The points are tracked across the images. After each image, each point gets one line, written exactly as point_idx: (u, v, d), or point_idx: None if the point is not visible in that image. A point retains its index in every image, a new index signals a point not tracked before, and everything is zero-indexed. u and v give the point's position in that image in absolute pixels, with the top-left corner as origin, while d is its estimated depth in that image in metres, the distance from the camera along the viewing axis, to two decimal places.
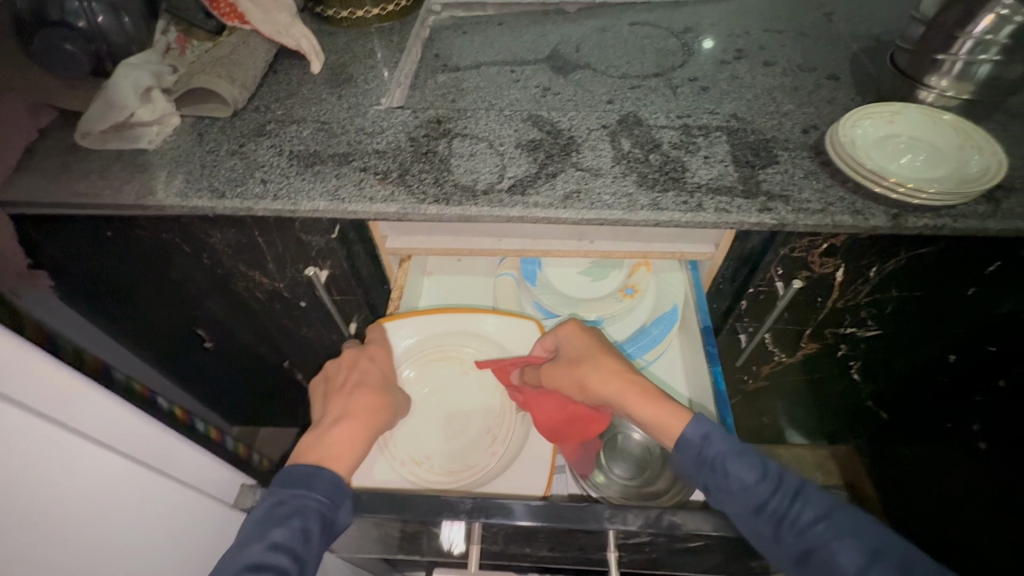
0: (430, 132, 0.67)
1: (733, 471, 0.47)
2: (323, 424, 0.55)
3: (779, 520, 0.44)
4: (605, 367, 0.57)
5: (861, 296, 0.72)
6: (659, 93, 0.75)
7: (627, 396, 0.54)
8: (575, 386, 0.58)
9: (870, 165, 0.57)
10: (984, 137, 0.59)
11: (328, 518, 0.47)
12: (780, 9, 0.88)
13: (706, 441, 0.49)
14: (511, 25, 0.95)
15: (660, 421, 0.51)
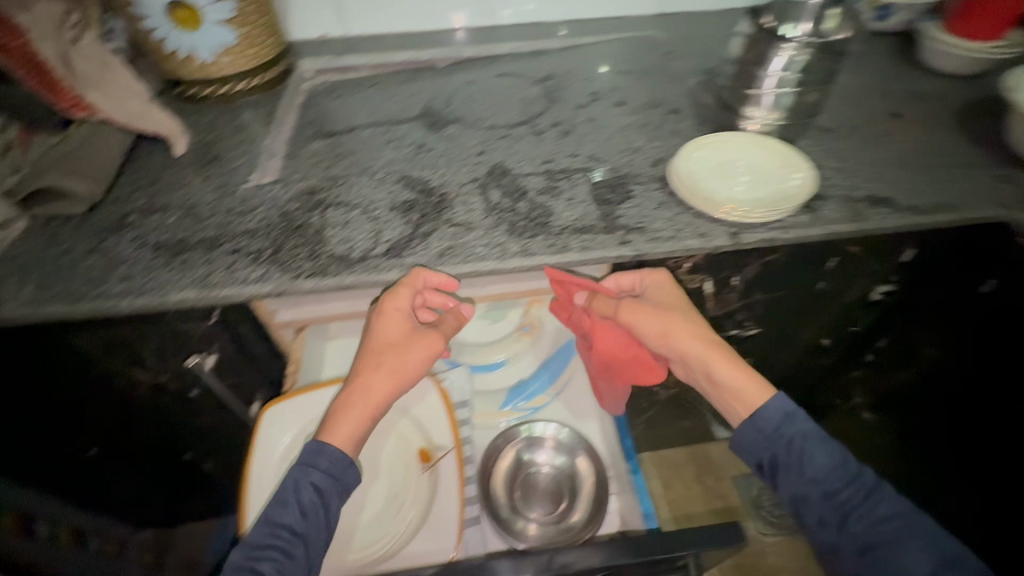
0: (302, 206, 0.68)
1: (819, 457, 0.57)
2: (372, 407, 0.59)
3: (846, 510, 0.55)
4: (699, 330, 0.64)
5: (734, 302, 0.79)
6: (525, 141, 0.80)
7: (720, 359, 0.62)
8: (660, 334, 0.64)
9: (702, 191, 0.64)
10: (796, 154, 0.67)
11: (335, 484, 0.56)
12: (627, 52, 0.98)
13: (796, 420, 0.59)
14: (385, 85, 0.98)
15: (746, 388, 0.62)
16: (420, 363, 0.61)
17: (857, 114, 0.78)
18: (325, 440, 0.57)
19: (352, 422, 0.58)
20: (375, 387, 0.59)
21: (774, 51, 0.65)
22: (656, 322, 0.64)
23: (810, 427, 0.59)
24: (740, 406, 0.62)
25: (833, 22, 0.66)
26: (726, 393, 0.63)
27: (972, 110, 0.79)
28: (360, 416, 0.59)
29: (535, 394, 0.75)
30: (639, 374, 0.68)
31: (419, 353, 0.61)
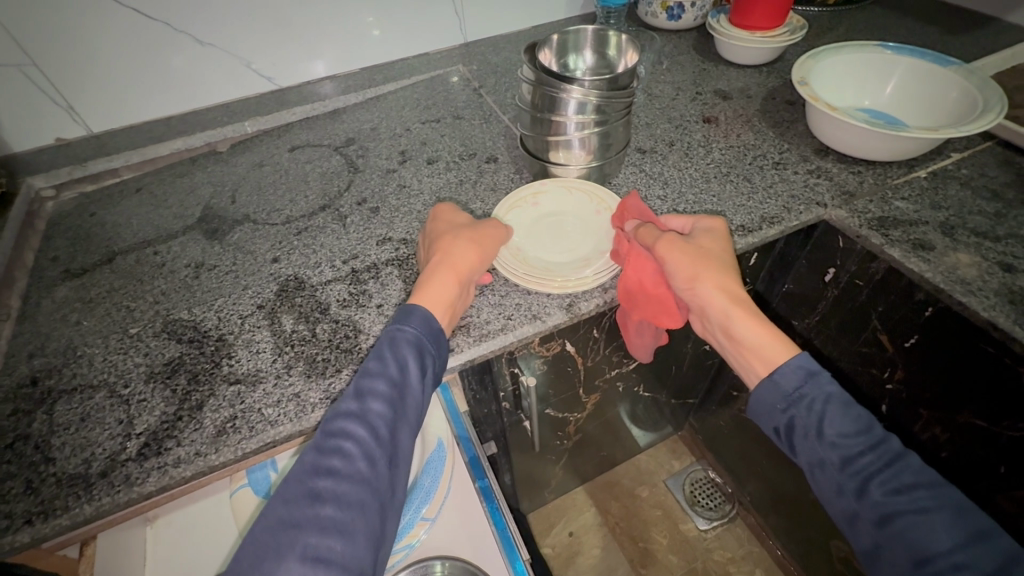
0: (20, 406, 0.50)
1: (829, 416, 0.45)
2: (457, 276, 0.52)
3: (867, 477, 0.42)
4: (719, 275, 0.52)
5: (604, 349, 0.74)
6: (328, 231, 0.67)
7: (743, 312, 0.51)
8: (685, 268, 0.53)
9: (527, 266, 0.57)
10: (604, 192, 0.64)
11: (434, 345, 0.49)
12: (432, 96, 0.89)
13: (816, 375, 0.47)
14: (154, 186, 0.80)
15: (763, 342, 0.49)
16: (493, 243, 0.56)
17: (671, 127, 0.74)
18: (414, 304, 0.50)
19: (444, 286, 0.51)
20: (459, 254, 0.54)
21: (564, 95, 0.57)
22: (678, 258, 0.53)
23: (827, 387, 0.47)
24: (759, 364, 0.50)
25: (614, 49, 0.65)
26: (741, 350, 0.51)
27: (775, 99, 0.78)
28: (443, 278, 0.52)
29: (409, 528, 0.62)
30: (656, 316, 0.57)
31: (495, 229, 0.57)
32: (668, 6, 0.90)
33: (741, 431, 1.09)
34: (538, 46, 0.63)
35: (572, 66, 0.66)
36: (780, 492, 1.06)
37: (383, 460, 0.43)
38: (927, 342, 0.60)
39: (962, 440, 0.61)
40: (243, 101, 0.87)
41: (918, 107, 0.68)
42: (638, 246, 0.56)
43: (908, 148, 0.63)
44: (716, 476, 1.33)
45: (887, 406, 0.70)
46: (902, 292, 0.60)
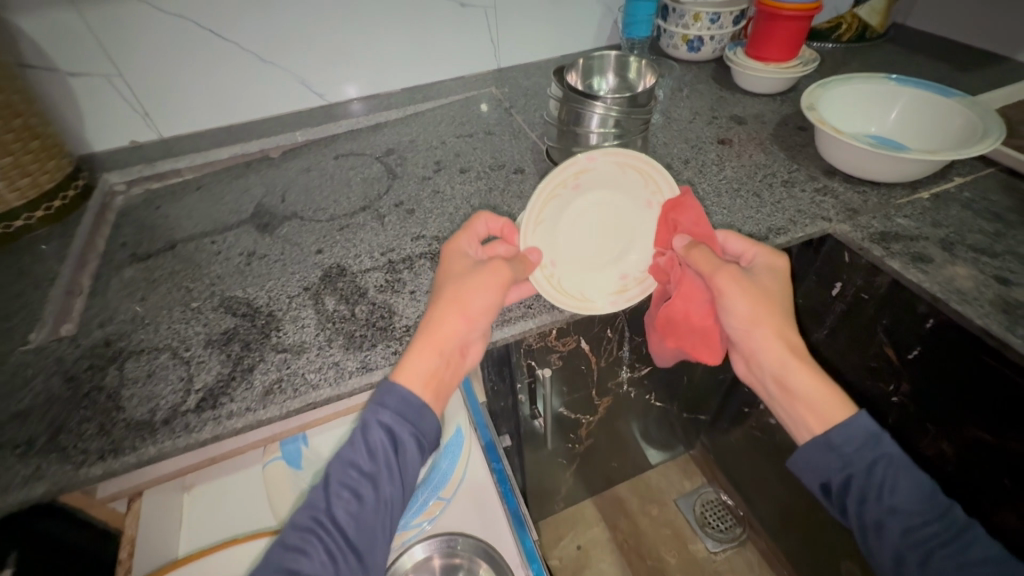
0: (95, 362, 0.57)
1: (894, 482, 0.46)
2: (439, 348, 0.51)
3: (930, 550, 0.44)
4: (779, 321, 0.54)
5: (617, 351, 0.78)
6: (368, 228, 0.73)
7: (803, 367, 0.52)
8: (747, 310, 0.55)
9: (573, 291, 0.62)
10: (658, 175, 0.62)
11: (411, 424, 0.48)
12: (467, 114, 0.97)
13: (879, 439, 0.48)
14: (212, 186, 0.88)
15: (822, 398, 0.51)
16: (483, 302, 0.53)
17: (687, 147, 0.80)
18: (394, 378, 0.49)
19: (423, 364, 0.50)
20: (437, 325, 0.51)
21: (588, 110, 0.64)
22: (741, 301, 0.55)
23: (890, 449, 0.48)
24: (815, 420, 0.51)
25: (635, 71, 0.71)
26: (791, 398, 0.53)
27: (787, 125, 0.84)
28: (422, 354, 0.50)
29: (426, 506, 0.67)
30: (696, 348, 0.63)
31: (482, 288, 0.53)
32: (688, 39, 0.98)
33: (753, 450, 1.11)
34: (566, 69, 0.70)
35: (597, 87, 0.73)
36: (792, 513, 1.07)
37: (347, 553, 0.45)
38: (928, 355, 0.63)
39: (966, 453, 0.63)
40: (295, 115, 0.97)
41: (924, 134, 0.72)
42: (690, 277, 0.60)
43: (911, 170, 0.67)
44: (728, 498, 1.33)
45: (893, 421, 0.71)
46: (906, 304, 0.63)
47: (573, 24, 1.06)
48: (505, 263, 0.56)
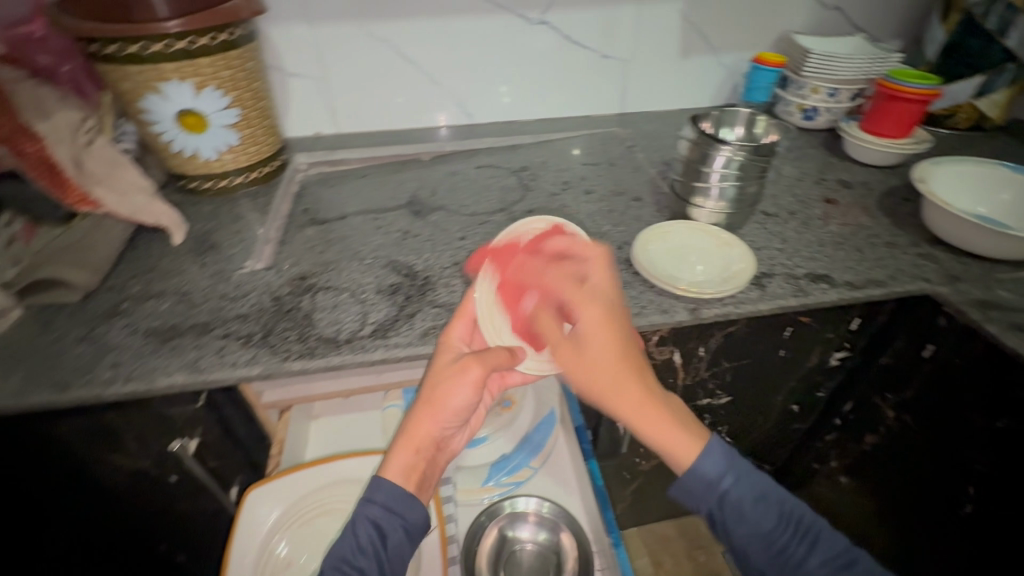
0: (293, 290, 0.72)
1: (750, 513, 0.53)
2: (416, 448, 0.58)
3: (784, 560, 0.53)
4: (627, 349, 0.55)
5: (703, 371, 0.85)
6: (504, 226, 0.87)
7: (630, 388, 0.53)
8: (589, 334, 0.54)
9: None
10: (532, 226, 0.69)
11: (400, 518, 0.55)
12: (595, 146, 1.10)
13: (719, 482, 0.53)
14: (374, 176, 1.05)
15: (678, 418, 0.54)
16: (458, 402, 0.58)
17: (794, 201, 0.88)
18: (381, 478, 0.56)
19: (402, 462, 0.57)
20: (416, 430, 0.58)
21: (715, 152, 0.75)
22: (595, 321, 0.55)
23: (736, 492, 0.53)
24: (675, 440, 0.53)
25: (762, 127, 0.82)
26: (636, 420, 0.54)
27: (894, 195, 0.90)
28: (402, 455, 0.57)
29: (516, 470, 0.76)
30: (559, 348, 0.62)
31: (456, 388, 0.58)
32: (804, 109, 1.07)
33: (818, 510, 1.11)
34: (702, 117, 0.81)
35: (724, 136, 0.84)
36: None
37: None
38: (1018, 424, 0.66)
39: None
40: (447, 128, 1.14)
41: None
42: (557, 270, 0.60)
43: (1017, 249, 0.72)
44: None
45: (976, 489, 0.73)
46: (999, 370, 0.67)
47: (695, 84, 1.19)
48: (479, 358, 0.58)
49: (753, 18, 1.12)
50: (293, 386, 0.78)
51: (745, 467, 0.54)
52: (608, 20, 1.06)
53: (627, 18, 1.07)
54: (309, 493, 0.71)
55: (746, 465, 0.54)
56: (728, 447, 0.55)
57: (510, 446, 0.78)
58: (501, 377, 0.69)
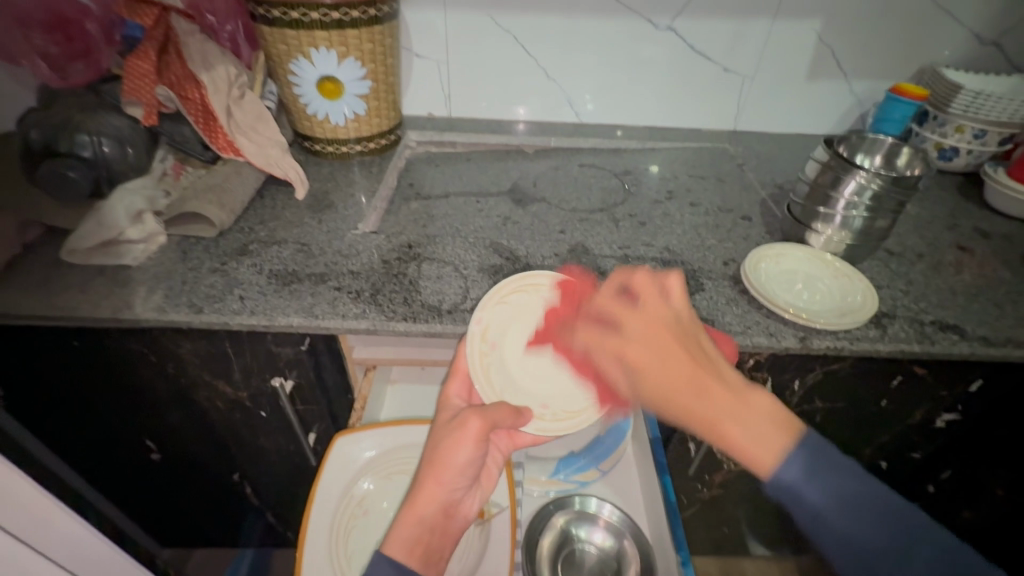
0: (401, 256, 0.76)
1: (842, 526, 0.43)
2: (418, 517, 0.54)
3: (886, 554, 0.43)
4: (681, 362, 0.48)
5: (792, 407, 0.78)
6: (604, 225, 0.86)
7: (686, 385, 0.47)
8: (639, 352, 0.49)
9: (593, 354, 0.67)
10: (534, 276, 0.69)
11: None
12: (701, 160, 1.08)
13: (801, 487, 0.44)
14: (478, 161, 1.07)
15: (757, 434, 0.45)
16: (462, 459, 0.56)
17: (922, 244, 0.82)
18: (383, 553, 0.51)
19: (404, 534, 0.52)
20: (418, 495, 0.55)
21: (848, 176, 0.72)
22: (638, 340, 0.50)
23: (820, 500, 0.43)
24: (748, 442, 0.44)
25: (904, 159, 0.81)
26: (714, 441, 0.46)
27: None
28: (404, 528, 0.53)
29: (583, 469, 0.75)
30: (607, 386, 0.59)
31: (457, 443, 0.56)
32: (942, 147, 1.00)
33: None
34: (838, 140, 0.82)
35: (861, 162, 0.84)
36: None
37: None
38: None
39: None
40: (554, 125, 1.15)
41: None
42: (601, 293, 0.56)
43: None
44: None
45: None
46: None
47: (818, 108, 1.13)
48: (478, 412, 0.57)
49: (895, 46, 1.05)
50: (384, 346, 0.82)
51: (828, 460, 0.45)
52: (739, 33, 1.03)
53: (758, 34, 1.03)
54: (394, 449, 0.73)
55: (833, 462, 0.44)
56: (818, 441, 0.45)
57: (580, 445, 0.77)
58: (508, 436, 0.65)
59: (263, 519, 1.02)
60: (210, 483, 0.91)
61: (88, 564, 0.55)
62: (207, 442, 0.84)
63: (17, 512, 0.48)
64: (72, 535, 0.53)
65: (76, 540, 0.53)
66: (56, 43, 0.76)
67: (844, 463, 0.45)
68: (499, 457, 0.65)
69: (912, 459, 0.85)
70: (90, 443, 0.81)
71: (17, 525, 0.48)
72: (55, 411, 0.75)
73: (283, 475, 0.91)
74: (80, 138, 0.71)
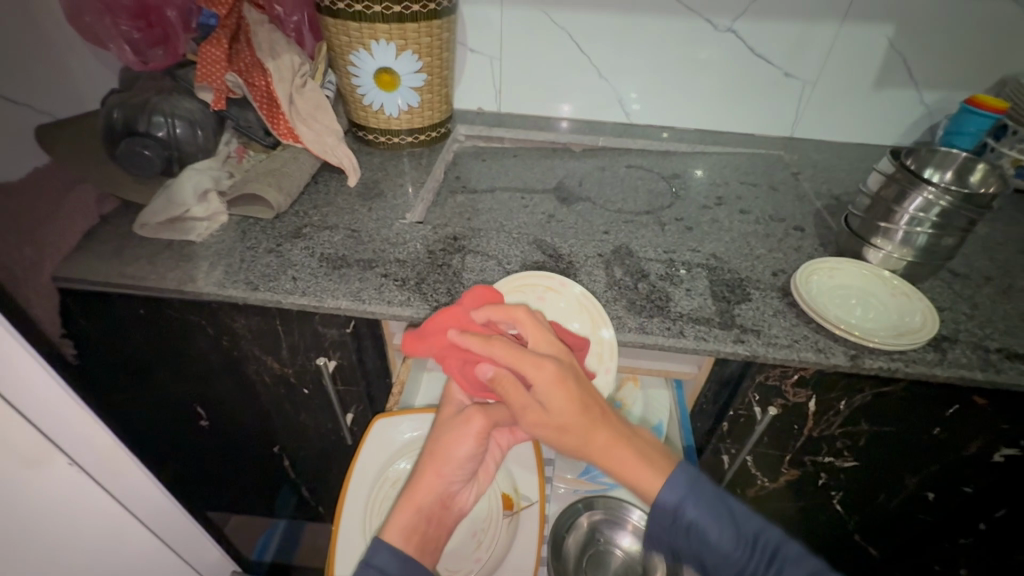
0: (446, 247, 0.77)
1: (711, 540, 0.48)
2: (416, 505, 0.55)
3: None
4: (588, 391, 0.51)
5: (835, 427, 0.75)
6: (649, 228, 0.84)
7: (593, 425, 0.49)
8: (545, 382, 0.49)
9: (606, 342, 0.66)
10: (534, 278, 0.69)
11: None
12: (755, 167, 1.05)
13: (680, 507, 0.49)
14: (525, 157, 1.08)
15: (651, 467, 0.50)
16: (462, 454, 0.57)
17: (990, 267, 0.78)
18: (381, 538, 0.53)
19: (402, 522, 0.54)
20: (418, 486, 0.56)
21: (915, 191, 0.68)
22: (552, 371, 0.50)
23: (698, 518, 0.49)
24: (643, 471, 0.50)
25: (978, 175, 0.77)
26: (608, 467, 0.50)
27: None
28: (401, 514, 0.54)
29: None
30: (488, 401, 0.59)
31: (458, 439, 0.57)
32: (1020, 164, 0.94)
33: None
34: (904, 152, 0.79)
35: (929, 176, 0.80)
36: None
37: None
38: None
39: None
40: (603, 125, 1.15)
41: None
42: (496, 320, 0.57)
43: None
44: None
45: None
46: None
47: (883, 118, 1.08)
48: (482, 411, 0.58)
49: (974, 55, 0.99)
50: None
51: (707, 491, 0.50)
52: (802, 37, 1.00)
53: (823, 39, 0.99)
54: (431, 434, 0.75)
55: (712, 490, 0.50)
56: (696, 470, 0.52)
57: None
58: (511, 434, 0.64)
59: (296, 492, 1.07)
60: (251, 453, 0.96)
61: (147, 510, 0.60)
62: (251, 413, 0.88)
63: (97, 462, 0.53)
64: (137, 482, 0.58)
65: (139, 487, 0.58)
66: (139, 29, 0.82)
67: (715, 491, 0.50)
68: (497, 452, 0.63)
69: (963, 493, 0.80)
70: (147, 406, 0.86)
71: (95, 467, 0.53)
72: (118, 374, 0.81)
73: (319, 451, 0.94)
74: (156, 120, 0.76)
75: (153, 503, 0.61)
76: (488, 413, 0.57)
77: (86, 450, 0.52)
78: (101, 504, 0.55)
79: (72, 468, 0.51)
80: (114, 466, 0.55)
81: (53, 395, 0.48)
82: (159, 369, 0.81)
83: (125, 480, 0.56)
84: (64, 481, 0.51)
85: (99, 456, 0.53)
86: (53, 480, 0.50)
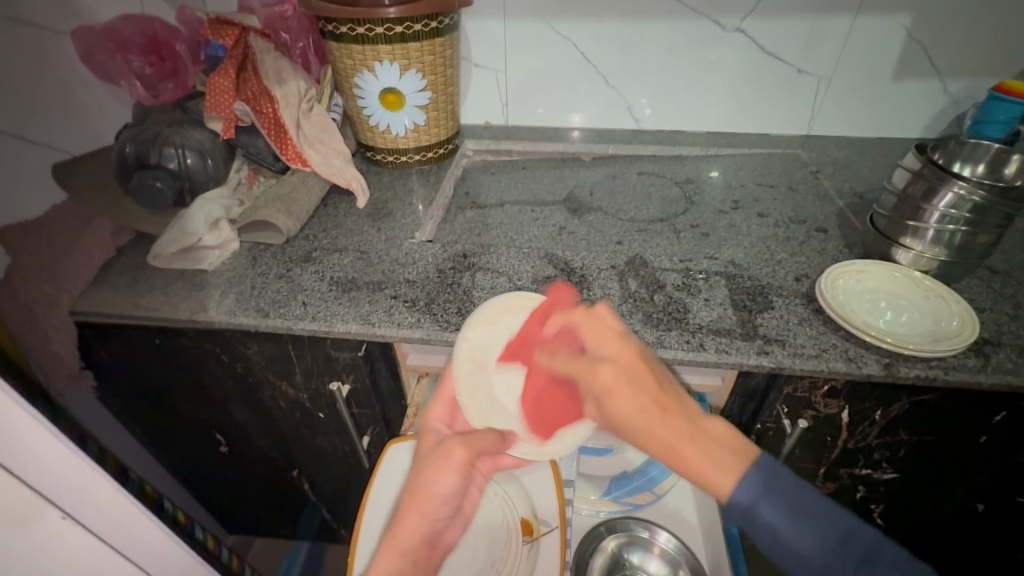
0: (456, 265, 0.76)
1: (789, 544, 0.41)
2: (401, 551, 0.51)
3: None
4: (645, 389, 0.47)
5: (870, 439, 0.71)
6: (664, 237, 0.82)
7: (660, 416, 0.45)
8: (604, 387, 0.47)
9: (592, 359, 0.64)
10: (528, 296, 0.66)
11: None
12: (772, 167, 1.02)
13: (755, 506, 0.42)
14: (534, 169, 1.07)
15: (715, 462, 0.43)
16: (446, 488, 0.53)
17: None
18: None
19: (392, 568, 0.50)
20: (401, 527, 0.52)
21: (944, 187, 0.65)
22: (608, 370, 0.48)
23: (775, 520, 0.41)
24: (712, 466, 0.43)
25: (1014, 167, 0.73)
26: (676, 466, 0.44)
27: None
28: (386, 562, 0.50)
29: (637, 492, 0.72)
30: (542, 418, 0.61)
31: (440, 472, 0.53)
32: None
33: None
34: (931, 148, 0.76)
35: (960, 171, 0.77)
36: None
37: None
38: None
39: None
40: (612, 133, 1.13)
41: None
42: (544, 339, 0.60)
43: None
44: None
45: None
46: None
47: (905, 111, 1.04)
48: (463, 442, 0.55)
49: (1000, 42, 0.95)
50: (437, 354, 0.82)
51: (785, 484, 0.42)
52: (817, 30, 0.96)
53: (839, 30, 0.96)
54: None
55: (788, 481, 0.42)
56: (772, 463, 0.44)
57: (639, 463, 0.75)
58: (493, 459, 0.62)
59: (316, 514, 1.06)
60: (270, 477, 0.96)
61: (44, 476, 0.42)
62: (269, 438, 0.88)
63: (98, 514, 0.46)
64: (14, 424, 0.39)
65: (31, 441, 0.40)
66: (151, 64, 0.83)
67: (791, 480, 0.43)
68: (480, 480, 0.61)
69: (1016, 505, 0.75)
70: (168, 432, 0.87)
71: (98, 523, 0.46)
72: (139, 401, 0.82)
73: (339, 474, 0.94)
74: (167, 151, 0.77)
75: (173, 551, 0.53)
76: (474, 440, 0.56)
77: (85, 501, 0.45)
78: (107, 562, 0.47)
79: (65, 521, 0.43)
80: (120, 517, 0.47)
81: (49, 446, 0.41)
82: (178, 396, 0.81)
83: (134, 529, 0.49)
84: (53, 540, 0.43)
85: (100, 508, 0.46)
86: (45, 541, 0.43)
